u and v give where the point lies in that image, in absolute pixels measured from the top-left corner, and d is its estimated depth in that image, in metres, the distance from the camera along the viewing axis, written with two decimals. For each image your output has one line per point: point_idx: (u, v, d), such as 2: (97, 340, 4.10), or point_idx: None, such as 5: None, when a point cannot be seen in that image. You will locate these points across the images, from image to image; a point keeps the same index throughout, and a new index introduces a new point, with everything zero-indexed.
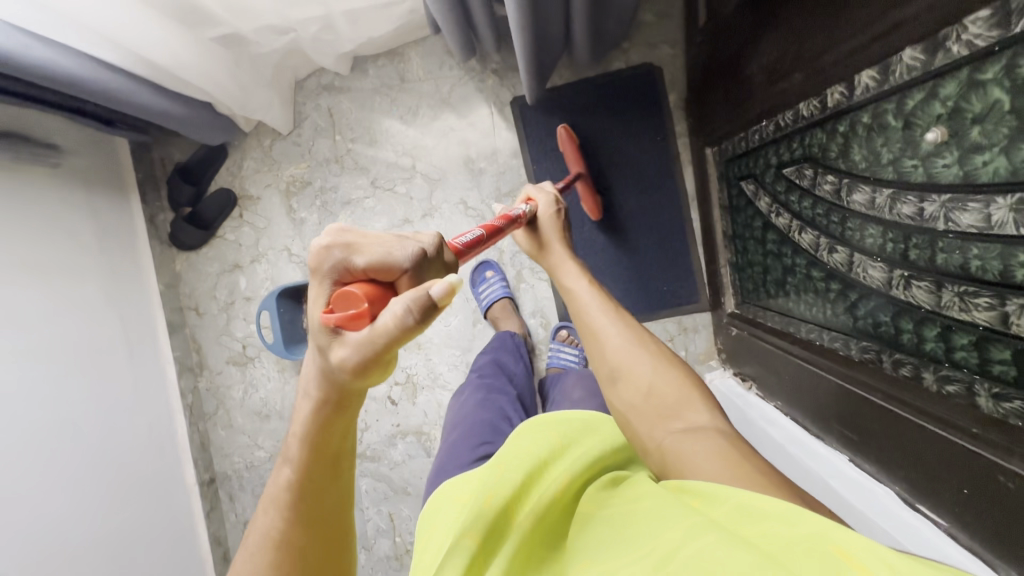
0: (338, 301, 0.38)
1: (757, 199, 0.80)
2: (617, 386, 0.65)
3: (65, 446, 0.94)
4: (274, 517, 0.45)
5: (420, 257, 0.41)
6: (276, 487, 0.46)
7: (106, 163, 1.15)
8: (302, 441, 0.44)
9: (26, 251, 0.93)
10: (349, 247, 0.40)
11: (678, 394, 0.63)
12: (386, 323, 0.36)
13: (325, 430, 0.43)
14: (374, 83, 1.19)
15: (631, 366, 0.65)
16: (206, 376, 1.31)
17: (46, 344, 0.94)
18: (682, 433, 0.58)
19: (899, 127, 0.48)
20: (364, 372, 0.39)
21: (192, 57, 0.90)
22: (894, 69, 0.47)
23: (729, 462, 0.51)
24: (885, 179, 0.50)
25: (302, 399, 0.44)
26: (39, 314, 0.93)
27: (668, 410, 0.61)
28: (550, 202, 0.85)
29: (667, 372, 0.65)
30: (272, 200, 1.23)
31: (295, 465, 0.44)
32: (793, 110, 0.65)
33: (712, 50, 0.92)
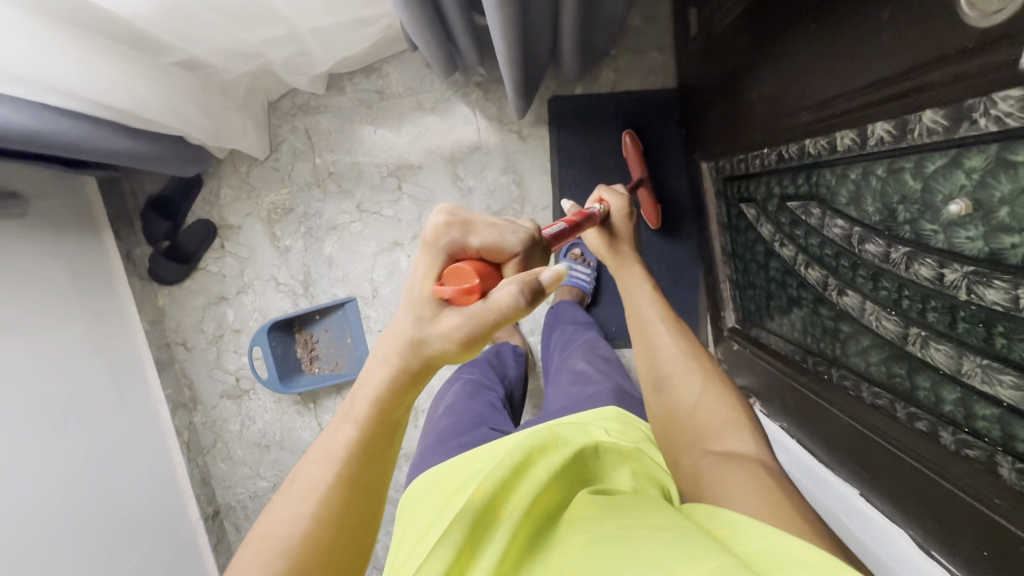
0: (449, 276, 0.37)
1: (758, 224, 0.78)
2: (662, 396, 0.63)
3: (63, 507, 0.91)
4: (324, 470, 0.41)
5: (529, 244, 0.42)
6: (332, 442, 0.42)
7: (73, 204, 1.09)
8: (374, 399, 0.40)
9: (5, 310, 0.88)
10: (466, 226, 0.39)
11: (727, 415, 0.59)
12: (498, 302, 0.35)
13: (401, 393, 0.40)
14: (352, 101, 1.13)
15: (680, 377, 0.63)
16: (201, 410, 1.28)
17: (33, 404, 0.90)
18: (720, 457, 0.54)
19: (918, 189, 0.46)
20: (463, 350, 0.37)
21: (154, 95, 0.84)
22: (911, 127, 0.44)
23: (770, 496, 0.46)
24: (902, 236, 0.49)
25: (381, 356, 0.40)
26: (22, 373, 0.89)
27: (712, 429, 0.57)
28: (622, 204, 0.80)
29: (718, 390, 0.61)
30: (254, 229, 1.18)
31: (360, 421, 0.41)
32: (796, 145, 0.63)
33: (703, 62, 0.88)
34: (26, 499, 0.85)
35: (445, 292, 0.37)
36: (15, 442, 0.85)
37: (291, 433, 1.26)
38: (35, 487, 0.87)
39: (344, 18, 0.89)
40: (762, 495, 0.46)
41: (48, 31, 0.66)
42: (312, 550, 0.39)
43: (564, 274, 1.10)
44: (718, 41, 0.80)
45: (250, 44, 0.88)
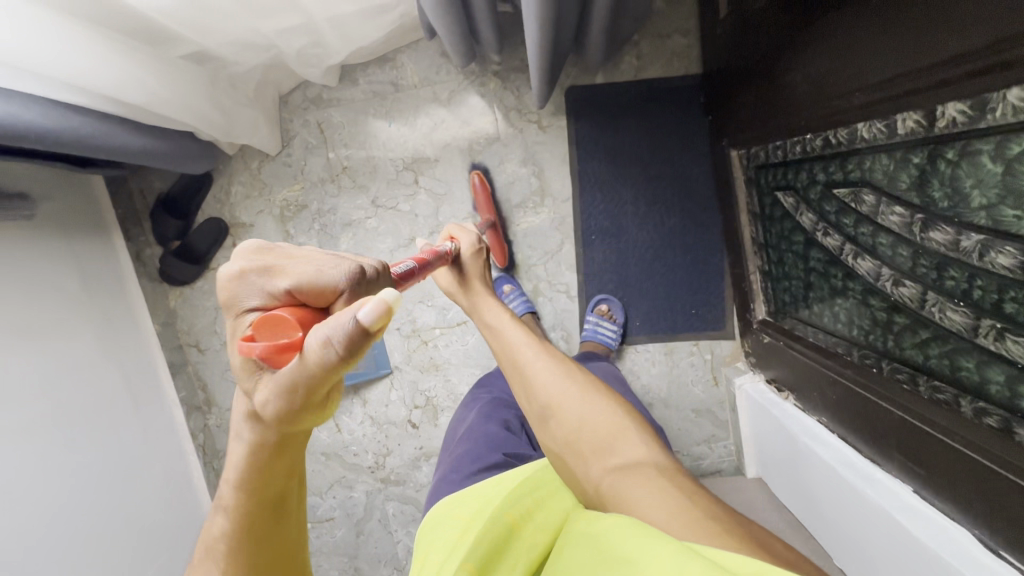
0: (262, 329, 0.32)
1: (798, 213, 0.76)
2: (548, 426, 0.59)
3: (79, 516, 0.88)
4: (209, 568, 0.41)
5: (356, 275, 0.37)
6: (211, 535, 0.41)
7: (81, 204, 1.06)
8: (237, 487, 0.39)
9: (17, 315, 0.86)
10: (267, 272, 0.35)
11: (610, 423, 0.57)
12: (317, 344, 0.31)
13: (268, 475, 0.39)
14: (365, 93, 1.10)
15: (559, 401, 0.59)
16: (215, 413, 1.26)
17: (46, 412, 0.87)
18: (618, 472, 0.52)
19: (998, 171, 0.43)
20: (291, 418, 0.35)
21: (165, 88, 0.80)
22: (993, 107, 0.42)
23: (677, 502, 0.46)
24: (977, 223, 0.46)
25: (232, 443, 0.39)
26: (31, 380, 0.86)
27: (604, 446, 0.55)
28: (472, 241, 0.75)
29: (596, 402, 0.59)
30: (266, 226, 1.15)
31: (231, 512, 0.40)
32: (847, 129, 0.60)
33: (735, 46, 0.85)
34: (39, 509, 0.82)
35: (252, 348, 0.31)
36: (28, 451, 0.82)
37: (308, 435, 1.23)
38: (50, 495, 0.84)
39: (360, 5, 0.85)
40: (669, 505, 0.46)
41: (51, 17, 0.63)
42: None
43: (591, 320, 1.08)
44: (754, 22, 0.77)
45: (264, 34, 0.84)
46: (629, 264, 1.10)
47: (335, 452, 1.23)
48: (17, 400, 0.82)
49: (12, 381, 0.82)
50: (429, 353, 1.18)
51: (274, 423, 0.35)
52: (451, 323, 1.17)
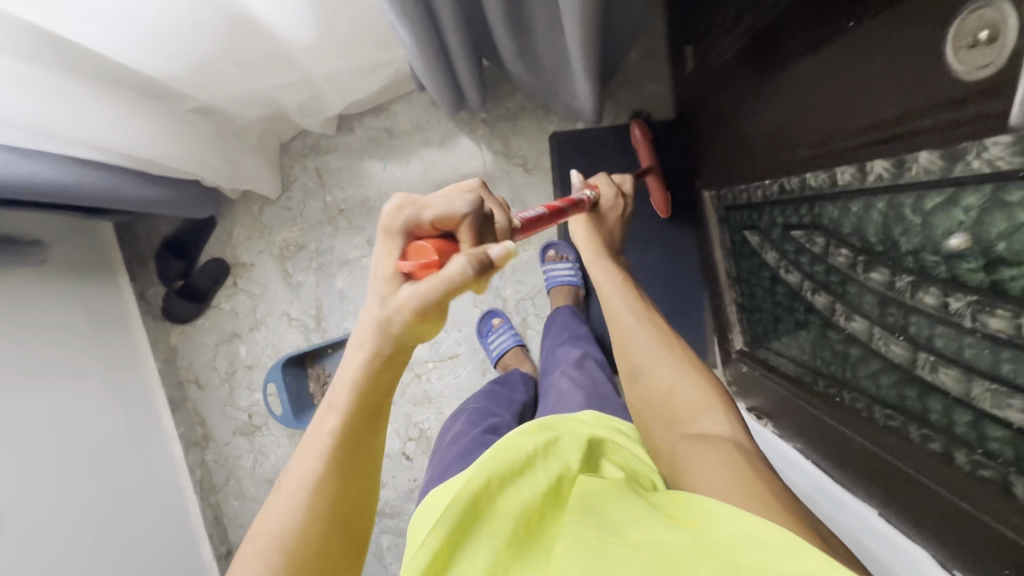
0: (412, 253, 0.46)
1: (763, 251, 0.81)
2: (637, 385, 0.68)
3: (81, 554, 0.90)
4: (312, 460, 0.47)
5: (479, 210, 0.48)
6: (318, 431, 0.48)
7: (88, 248, 1.11)
8: (354, 389, 0.47)
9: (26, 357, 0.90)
10: (418, 207, 0.47)
11: (699, 398, 0.62)
12: (447, 270, 0.42)
13: (371, 385, 0.48)
14: (361, 140, 1.17)
15: (652, 367, 0.67)
16: (213, 448, 1.28)
17: (51, 451, 0.90)
18: (695, 439, 0.58)
19: (918, 222, 0.49)
20: (418, 323, 0.46)
21: (175, 144, 0.87)
22: (910, 166, 0.47)
23: (742, 476, 0.50)
24: (906, 266, 0.51)
25: (352, 352, 0.48)
26: (41, 419, 0.90)
27: (688, 414, 0.61)
28: (612, 189, 0.86)
29: (689, 376, 0.65)
30: (267, 265, 1.20)
31: (343, 413, 0.47)
32: (797, 178, 0.66)
33: (702, 96, 0.92)
34: (43, 549, 0.84)
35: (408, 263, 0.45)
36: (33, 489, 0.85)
37: None
38: (59, 533, 0.87)
39: (358, 66, 0.92)
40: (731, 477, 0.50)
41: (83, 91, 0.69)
42: (306, 534, 0.45)
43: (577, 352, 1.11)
44: (716, 78, 0.84)
45: (263, 87, 0.89)
46: None
47: None
48: (27, 441, 0.86)
49: (21, 423, 0.86)
50: (422, 386, 1.21)
51: (388, 329, 0.46)
52: (443, 356, 1.21)
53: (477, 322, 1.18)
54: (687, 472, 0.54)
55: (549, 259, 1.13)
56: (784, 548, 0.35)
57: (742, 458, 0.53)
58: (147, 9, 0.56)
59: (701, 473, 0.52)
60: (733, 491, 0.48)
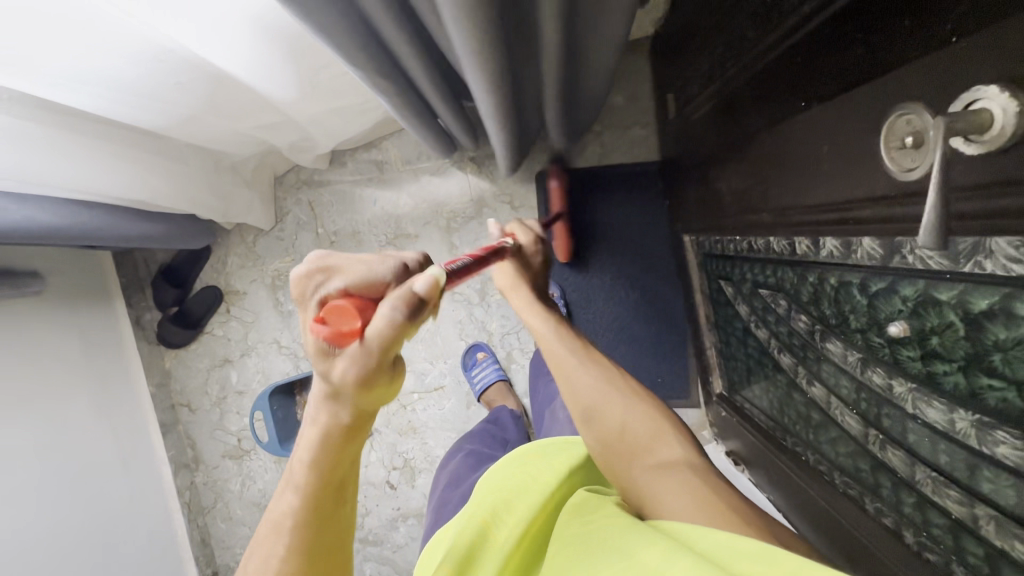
0: (331, 315, 0.35)
1: (736, 302, 0.82)
2: (592, 425, 0.59)
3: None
4: (278, 541, 0.43)
5: (402, 270, 0.41)
6: (279, 512, 0.44)
7: (87, 275, 1.15)
8: (310, 467, 0.42)
9: (19, 387, 0.93)
10: (328, 271, 0.38)
11: (652, 426, 0.58)
12: (382, 325, 0.35)
13: (333, 460, 0.42)
14: (353, 175, 1.20)
15: (605, 403, 0.60)
16: (203, 470, 1.31)
17: (40, 479, 0.93)
18: (657, 470, 0.54)
19: (865, 303, 0.49)
20: (366, 386, 0.37)
21: (166, 185, 0.90)
22: (856, 249, 0.48)
23: (721, 510, 0.48)
24: (856, 342, 0.52)
25: (304, 431, 0.42)
26: (33, 446, 0.93)
27: (643, 445, 0.57)
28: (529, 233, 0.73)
29: (640, 406, 0.60)
30: (259, 294, 1.23)
31: (302, 489, 0.43)
32: (762, 239, 0.66)
33: (682, 145, 0.94)
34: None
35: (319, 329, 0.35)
36: (20, 518, 0.87)
37: None
38: (48, 557, 0.90)
39: (345, 110, 0.94)
40: (706, 502, 0.49)
41: (81, 142, 0.73)
42: None
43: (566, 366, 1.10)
44: (695, 129, 0.85)
45: (245, 129, 0.88)
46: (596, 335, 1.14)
47: None
48: (19, 468, 0.89)
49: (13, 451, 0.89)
50: (407, 417, 1.23)
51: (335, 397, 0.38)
52: (428, 388, 1.22)
53: (463, 355, 1.20)
54: (657, 510, 0.50)
55: None
56: (774, 553, 0.34)
57: (717, 492, 0.51)
58: (130, 77, 0.59)
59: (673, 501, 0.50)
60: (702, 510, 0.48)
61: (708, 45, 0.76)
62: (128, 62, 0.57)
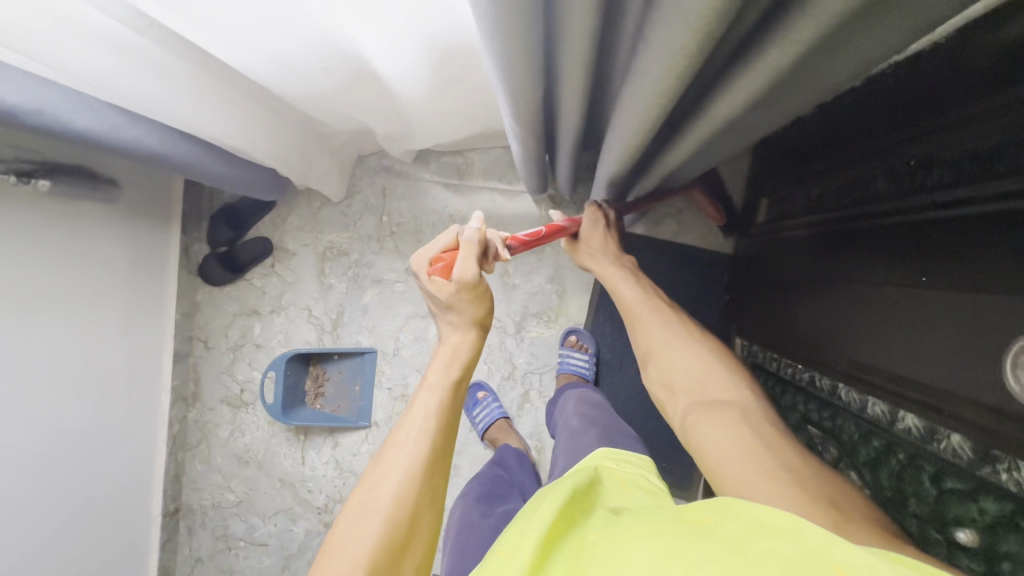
0: (433, 268, 0.59)
1: (776, 424, 0.81)
2: (653, 370, 0.68)
3: (35, 481, 0.93)
4: (391, 484, 0.48)
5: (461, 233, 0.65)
6: (397, 450, 0.50)
7: (155, 192, 1.16)
8: (436, 412, 0.53)
9: (51, 283, 0.94)
10: (427, 248, 0.62)
11: (707, 373, 0.63)
12: (467, 250, 0.57)
13: (450, 410, 0.54)
14: (433, 175, 1.21)
15: (663, 350, 0.67)
16: (198, 408, 1.31)
17: (44, 378, 0.94)
18: (706, 411, 0.58)
19: (933, 493, 0.48)
20: (473, 295, 0.59)
21: (265, 139, 0.92)
22: (939, 439, 0.48)
23: (747, 449, 0.50)
24: (908, 526, 0.51)
25: (427, 390, 0.55)
26: (49, 346, 0.95)
27: (698, 388, 0.62)
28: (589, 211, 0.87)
29: (697, 353, 0.65)
30: (307, 259, 1.24)
31: (430, 434, 0.51)
32: (830, 381, 0.66)
33: (765, 252, 0.94)
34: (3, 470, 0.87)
35: (433, 272, 0.59)
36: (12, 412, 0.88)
37: (273, 457, 1.29)
38: (24, 458, 0.91)
39: (451, 121, 0.95)
40: (739, 443, 0.51)
41: (207, 83, 0.74)
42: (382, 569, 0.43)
43: (562, 362, 1.11)
44: (786, 246, 0.85)
45: (353, 111, 0.89)
46: (619, 402, 1.12)
47: (292, 481, 1.28)
48: (23, 368, 0.90)
49: (24, 351, 0.90)
50: None
51: (465, 322, 0.61)
52: None
53: None
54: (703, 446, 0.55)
55: (569, 345, 1.13)
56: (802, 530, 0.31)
57: (754, 429, 0.54)
58: (282, 49, 0.61)
59: (712, 442, 0.53)
60: (750, 464, 0.49)
61: (825, 175, 0.77)
62: (290, 33, 0.58)
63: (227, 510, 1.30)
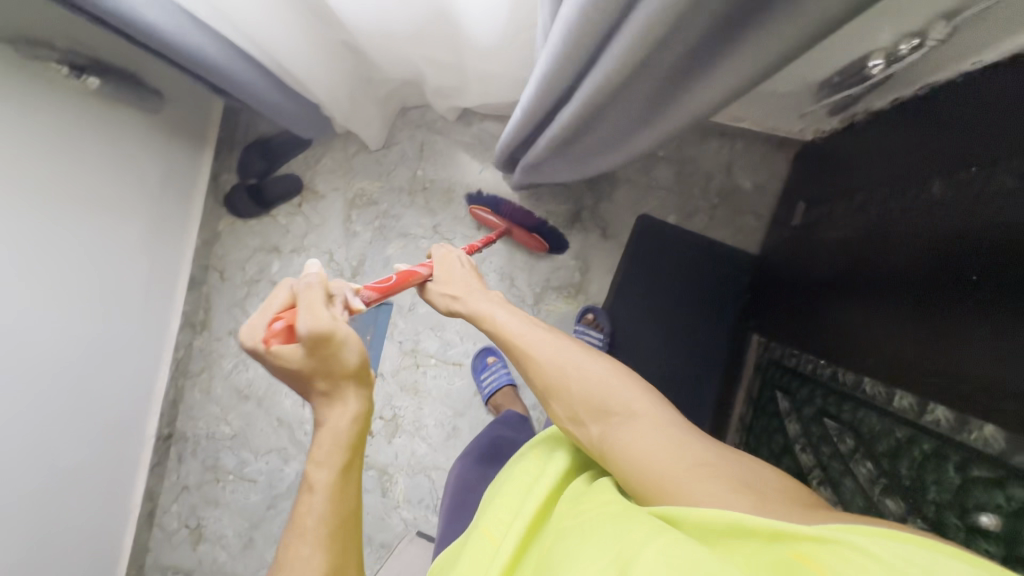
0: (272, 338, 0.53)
1: (787, 418, 0.83)
2: (549, 400, 0.61)
3: (42, 379, 0.93)
4: None
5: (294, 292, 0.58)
6: (298, 557, 0.52)
7: (194, 113, 1.15)
8: (326, 511, 0.55)
9: (83, 184, 0.93)
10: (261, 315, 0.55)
11: (609, 386, 0.58)
12: (306, 318, 0.52)
13: (342, 497, 0.56)
14: (472, 137, 1.21)
15: (558, 377, 0.60)
16: (204, 337, 1.30)
17: (64, 277, 0.93)
18: (625, 428, 0.54)
19: (956, 481, 0.50)
20: (330, 361, 0.54)
21: (323, 73, 0.92)
22: (971, 429, 0.49)
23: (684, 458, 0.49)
24: (924, 513, 0.53)
25: (310, 490, 0.55)
26: (73, 246, 0.94)
27: (601, 406, 0.56)
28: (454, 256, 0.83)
29: (595, 367, 0.60)
30: (335, 203, 1.24)
31: (323, 537, 0.54)
32: (856, 376, 0.68)
33: (796, 253, 0.95)
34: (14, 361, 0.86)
35: (273, 339, 0.52)
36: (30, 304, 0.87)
37: (273, 395, 1.29)
38: (37, 353, 0.91)
39: (506, 79, 0.96)
40: (673, 453, 0.49)
41: None
42: None
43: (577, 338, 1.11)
44: (820, 247, 0.87)
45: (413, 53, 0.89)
46: None
47: (290, 421, 1.28)
48: (46, 262, 0.89)
49: (49, 246, 0.89)
50: (415, 377, 1.24)
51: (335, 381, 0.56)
52: (447, 360, 1.23)
53: (472, 358, 1.21)
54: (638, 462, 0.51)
55: (585, 322, 1.13)
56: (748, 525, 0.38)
57: (676, 438, 0.51)
58: None
59: (647, 455, 0.50)
60: (689, 472, 0.47)
61: (874, 181, 0.79)
62: None
63: (220, 442, 1.30)
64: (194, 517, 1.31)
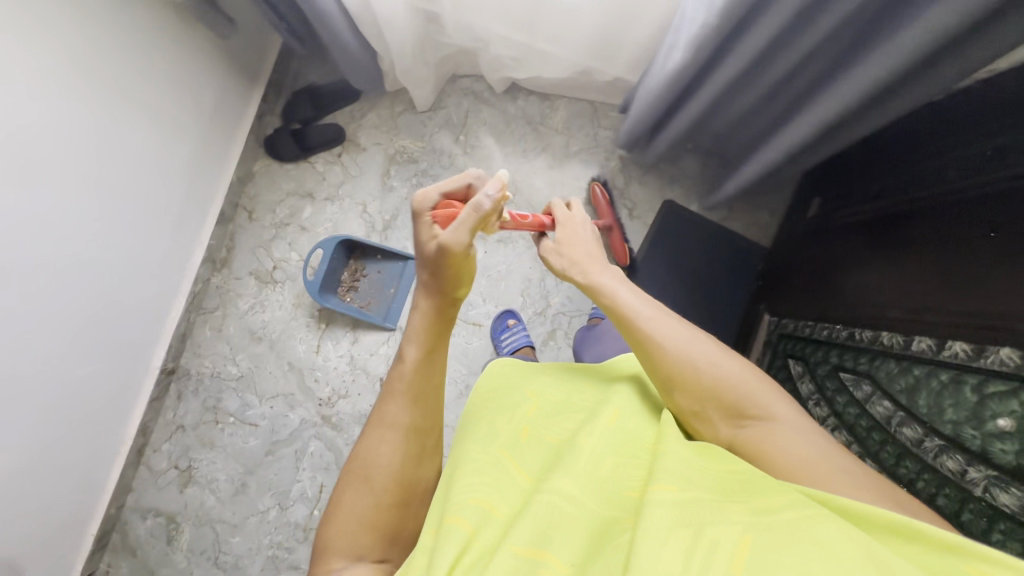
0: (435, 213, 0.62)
1: (800, 379, 0.91)
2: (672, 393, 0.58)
3: (72, 274, 0.92)
4: (380, 449, 0.58)
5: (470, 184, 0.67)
6: (390, 418, 0.59)
7: (253, 48, 1.21)
8: (410, 382, 0.60)
9: (144, 87, 0.96)
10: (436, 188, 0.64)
11: (750, 391, 0.55)
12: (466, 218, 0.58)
13: (426, 375, 0.61)
14: (516, 111, 1.29)
15: (689, 373, 0.57)
16: (223, 274, 1.30)
17: (112, 178, 0.95)
18: (758, 437, 0.52)
19: (973, 400, 0.58)
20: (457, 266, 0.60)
21: (402, 24, 0.98)
22: (987, 354, 0.57)
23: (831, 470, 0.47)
24: (942, 431, 0.61)
25: (402, 362, 0.61)
26: (123, 150, 0.95)
27: (738, 409, 0.54)
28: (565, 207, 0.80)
29: (734, 368, 0.57)
30: (375, 157, 1.28)
31: (410, 406, 0.60)
32: (871, 331, 0.76)
33: (809, 240, 1.05)
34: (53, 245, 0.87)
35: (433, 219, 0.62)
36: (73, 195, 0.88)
37: (287, 338, 1.28)
38: (75, 245, 0.91)
39: (564, 52, 1.05)
40: (822, 465, 0.48)
41: None
42: (380, 516, 0.56)
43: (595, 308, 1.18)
44: (835, 230, 0.97)
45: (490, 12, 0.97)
46: None
47: (301, 366, 1.27)
48: (98, 158, 0.91)
49: (104, 142, 0.91)
50: None
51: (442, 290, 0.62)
52: (468, 320, 1.27)
53: (493, 319, 1.25)
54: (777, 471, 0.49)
55: None
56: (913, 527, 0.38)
57: (815, 451, 0.49)
58: None
59: (784, 458, 0.49)
60: (827, 475, 0.47)
61: (888, 171, 0.90)
62: None
63: (225, 381, 1.28)
64: (186, 459, 1.26)
